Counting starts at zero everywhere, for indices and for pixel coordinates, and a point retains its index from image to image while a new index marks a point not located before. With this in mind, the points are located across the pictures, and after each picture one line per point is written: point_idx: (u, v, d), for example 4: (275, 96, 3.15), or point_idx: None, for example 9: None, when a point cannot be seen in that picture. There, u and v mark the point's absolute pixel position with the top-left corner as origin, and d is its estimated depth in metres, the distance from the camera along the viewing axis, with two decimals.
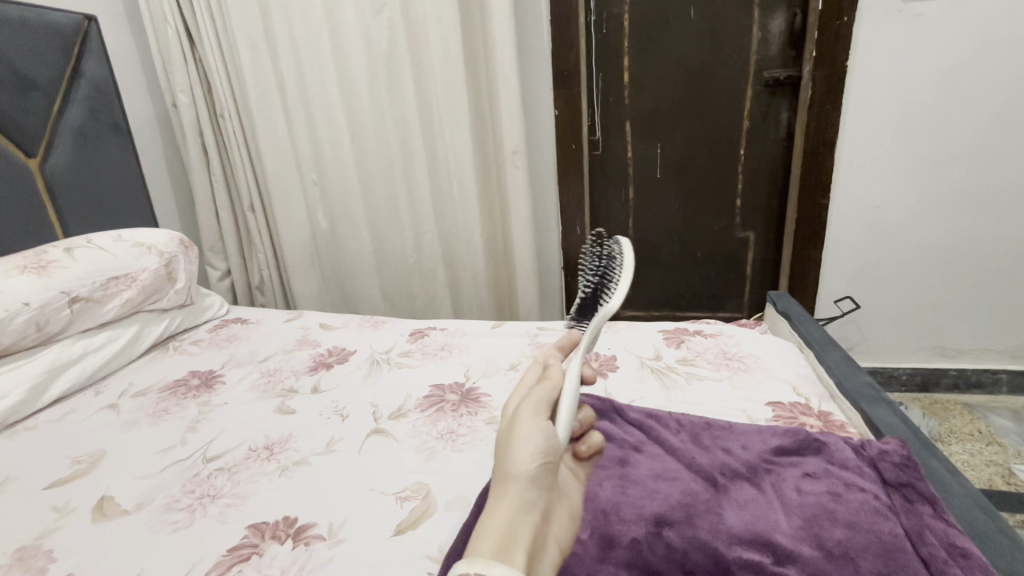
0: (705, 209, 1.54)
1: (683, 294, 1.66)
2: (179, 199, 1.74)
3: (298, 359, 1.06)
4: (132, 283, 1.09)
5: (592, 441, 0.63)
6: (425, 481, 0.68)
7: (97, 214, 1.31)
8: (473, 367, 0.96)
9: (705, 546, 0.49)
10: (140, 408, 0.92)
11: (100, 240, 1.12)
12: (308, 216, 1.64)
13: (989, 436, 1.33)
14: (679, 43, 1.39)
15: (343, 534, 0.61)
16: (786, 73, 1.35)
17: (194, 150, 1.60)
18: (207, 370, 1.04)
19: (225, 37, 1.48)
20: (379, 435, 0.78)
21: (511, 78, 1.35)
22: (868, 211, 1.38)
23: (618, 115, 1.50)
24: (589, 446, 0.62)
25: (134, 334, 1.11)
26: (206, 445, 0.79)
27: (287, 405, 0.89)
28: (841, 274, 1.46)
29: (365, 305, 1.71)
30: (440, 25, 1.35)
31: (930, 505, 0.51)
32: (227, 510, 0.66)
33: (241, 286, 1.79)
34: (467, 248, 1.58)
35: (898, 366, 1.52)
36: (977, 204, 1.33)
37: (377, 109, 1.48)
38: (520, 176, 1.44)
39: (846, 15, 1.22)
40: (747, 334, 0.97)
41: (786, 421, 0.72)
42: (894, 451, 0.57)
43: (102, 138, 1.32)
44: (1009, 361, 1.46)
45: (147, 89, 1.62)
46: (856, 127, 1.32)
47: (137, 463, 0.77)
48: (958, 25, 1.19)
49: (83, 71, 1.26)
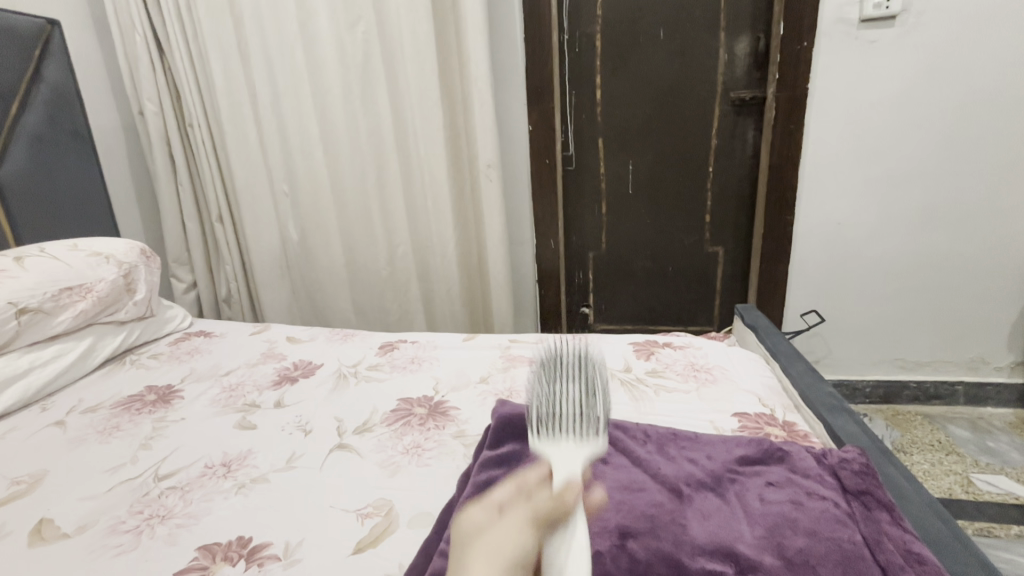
0: (676, 224, 1.57)
1: (655, 308, 1.67)
2: (143, 209, 1.68)
3: (261, 373, 1.02)
4: (86, 295, 1.05)
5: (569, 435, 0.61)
6: (389, 497, 0.66)
7: (54, 223, 1.26)
8: (443, 380, 0.94)
9: (668, 558, 0.49)
10: (89, 425, 0.87)
11: (55, 250, 1.07)
12: (279, 227, 1.61)
13: (948, 446, 1.37)
14: (649, 63, 1.43)
15: (300, 553, 0.58)
16: (751, 94, 1.39)
17: (160, 158, 1.56)
18: (165, 385, 1.00)
19: (196, 46, 1.46)
20: (343, 450, 0.76)
21: (485, 94, 1.36)
22: (831, 228, 1.43)
23: (590, 132, 1.52)
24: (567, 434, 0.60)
25: (87, 347, 1.06)
26: (159, 463, 0.76)
27: (248, 420, 0.86)
28: (806, 288, 1.50)
29: (336, 318, 1.68)
30: (415, 39, 1.35)
31: (887, 512, 0.52)
32: (177, 531, 0.62)
33: (208, 299, 1.73)
34: (440, 261, 1.56)
35: (862, 378, 1.56)
36: (931, 222, 1.38)
37: (350, 122, 1.47)
38: (494, 189, 1.45)
39: (806, 40, 1.28)
40: (715, 346, 0.98)
41: (752, 432, 0.72)
42: (853, 459, 0.58)
43: (62, 145, 1.28)
44: (966, 374, 1.51)
45: (112, 96, 1.58)
46: (817, 146, 1.36)
47: (81, 483, 0.72)
48: (909, 53, 1.26)
49: (43, 75, 1.22)
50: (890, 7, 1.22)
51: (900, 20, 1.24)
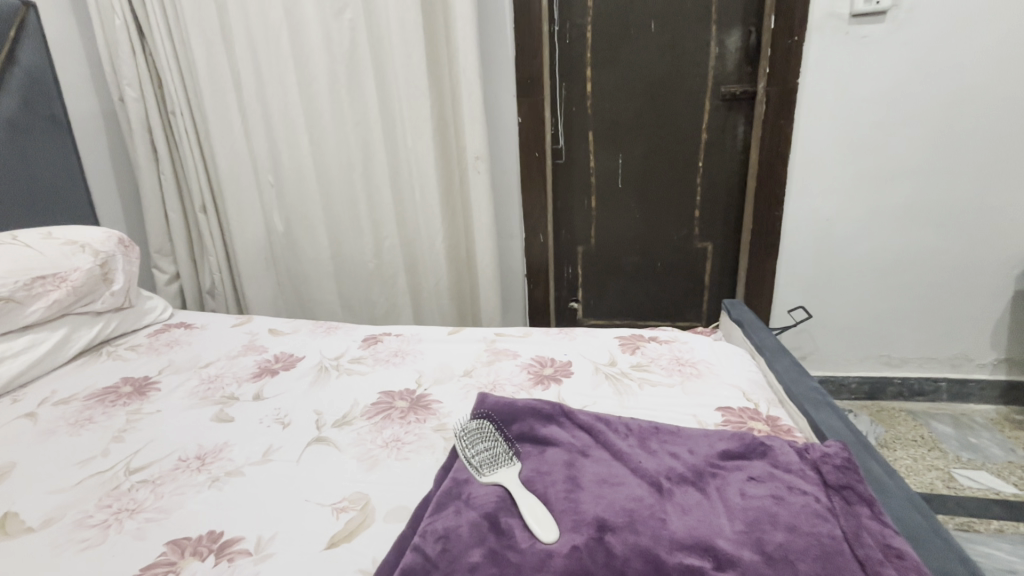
0: (665, 220, 1.57)
1: (644, 303, 1.67)
2: (124, 198, 1.65)
3: (242, 365, 1.00)
4: (61, 284, 1.02)
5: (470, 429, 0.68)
6: (366, 491, 0.64)
7: (30, 210, 1.23)
8: (426, 373, 0.93)
9: (646, 553, 0.48)
10: (60, 417, 0.85)
11: (28, 238, 1.04)
12: (263, 218, 1.58)
13: (931, 442, 1.38)
14: (639, 56, 1.42)
15: (272, 548, 0.57)
16: (742, 88, 1.39)
17: (142, 146, 1.53)
18: (142, 377, 0.98)
19: (178, 30, 1.42)
20: (321, 444, 0.74)
21: (474, 85, 1.34)
22: (819, 224, 1.43)
23: (581, 124, 1.51)
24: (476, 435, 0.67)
25: (61, 338, 1.03)
26: (131, 456, 0.74)
27: (226, 412, 0.84)
28: (794, 284, 1.50)
29: (322, 311, 1.66)
30: (403, 27, 1.32)
31: (868, 507, 0.51)
32: (146, 525, 0.61)
33: (191, 291, 1.70)
34: (429, 255, 1.54)
35: (848, 374, 1.57)
36: (917, 219, 1.39)
37: (337, 111, 1.44)
38: (482, 182, 1.43)
39: (797, 35, 1.27)
40: (701, 340, 0.98)
41: (735, 426, 0.71)
42: (836, 453, 0.57)
43: (38, 131, 1.24)
44: (950, 371, 1.52)
45: (92, 82, 1.54)
46: (806, 142, 1.36)
47: (49, 476, 0.70)
48: (899, 49, 1.26)
49: (18, 58, 1.19)
50: (880, 2, 1.21)
51: (890, 15, 1.24)
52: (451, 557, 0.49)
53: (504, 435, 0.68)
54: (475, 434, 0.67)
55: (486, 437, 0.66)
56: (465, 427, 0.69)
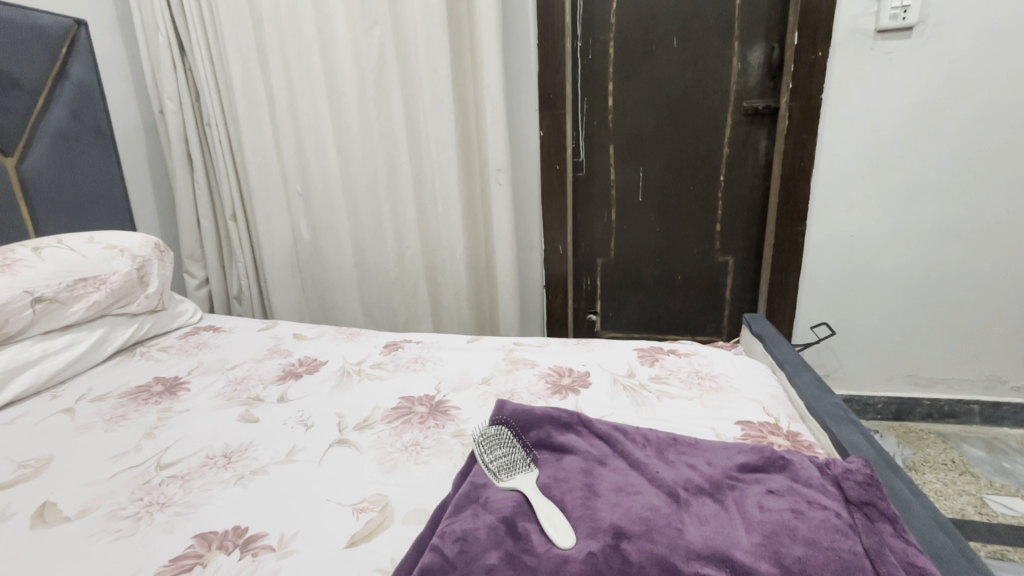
0: (685, 233, 1.56)
1: (663, 316, 1.66)
2: (160, 205, 1.71)
3: (266, 368, 1.03)
4: (100, 286, 1.07)
5: (488, 435, 0.69)
6: (386, 493, 0.65)
7: (74, 216, 1.29)
8: (445, 380, 0.94)
9: (661, 561, 0.48)
10: (96, 413, 0.89)
11: (72, 242, 1.10)
12: (290, 225, 1.63)
13: (962, 466, 1.33)
14: (661, 71, 1.43)
15: (294, 545, 0.58)
16: (764, 103, 1.39)
17: (178, 155, 1.59)
18: (172, 377, 1.01)
19: (216, 47, 1.49)
20: (343, 445, 0.76)
21: (496, 100, 1.38)
22: (844, 240, 1.41)
23: (602, 138, 1.53)
24: (495, 445, 0.67)
25: (98, 338, 1.08)
26: (161, 453, 0.76)
27: (251, 413, 0.87)
28: (817, 301, 1.48)
29: (344, 319, 1.69)
30: (430, 44, 1.36)
31: (891, 524, 0.51)
32: (174, 518, 0.63)
33: (219, 296, 1.75)
34: (449, 263, 1.56)
35: (874, 394, 1.53)
36: (946, 236, 1.36)
37: (364, 124, 1.49)
38: (503, 193, 1.45)
39: (820, 50, 1.27)
40: (721, 354, 0.97)
41: (754, 440, 0.71)
42: (858, 469, 0.56)
43: (84, 141, 1.31)
44: (981, 393, 1.48)
45: (134, 95, 1.62)
46: (830, 157, 1.35)
47: (85, 469, 0.73)
48: (926, 65, 1.24)
49: (69, 73, 1.26)
50: (907, 18, 1.21)
51: (916, 32, 1.23)
52: (469, 559, 0.50)
53: (523, 442, 0.68)
54: (494, 440, 0.68)
55: (504, 446, 0.67)
56: (485, 432, 0.70)
